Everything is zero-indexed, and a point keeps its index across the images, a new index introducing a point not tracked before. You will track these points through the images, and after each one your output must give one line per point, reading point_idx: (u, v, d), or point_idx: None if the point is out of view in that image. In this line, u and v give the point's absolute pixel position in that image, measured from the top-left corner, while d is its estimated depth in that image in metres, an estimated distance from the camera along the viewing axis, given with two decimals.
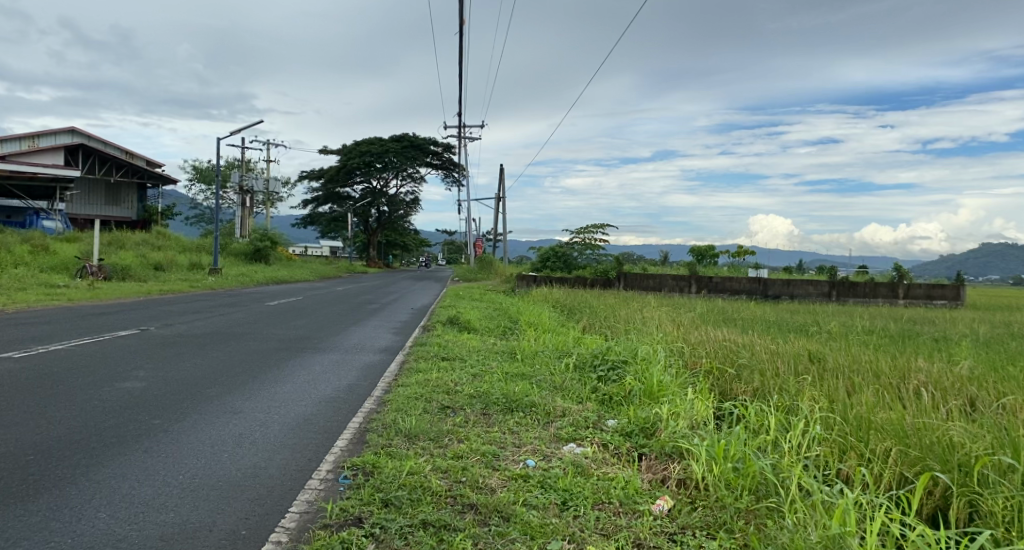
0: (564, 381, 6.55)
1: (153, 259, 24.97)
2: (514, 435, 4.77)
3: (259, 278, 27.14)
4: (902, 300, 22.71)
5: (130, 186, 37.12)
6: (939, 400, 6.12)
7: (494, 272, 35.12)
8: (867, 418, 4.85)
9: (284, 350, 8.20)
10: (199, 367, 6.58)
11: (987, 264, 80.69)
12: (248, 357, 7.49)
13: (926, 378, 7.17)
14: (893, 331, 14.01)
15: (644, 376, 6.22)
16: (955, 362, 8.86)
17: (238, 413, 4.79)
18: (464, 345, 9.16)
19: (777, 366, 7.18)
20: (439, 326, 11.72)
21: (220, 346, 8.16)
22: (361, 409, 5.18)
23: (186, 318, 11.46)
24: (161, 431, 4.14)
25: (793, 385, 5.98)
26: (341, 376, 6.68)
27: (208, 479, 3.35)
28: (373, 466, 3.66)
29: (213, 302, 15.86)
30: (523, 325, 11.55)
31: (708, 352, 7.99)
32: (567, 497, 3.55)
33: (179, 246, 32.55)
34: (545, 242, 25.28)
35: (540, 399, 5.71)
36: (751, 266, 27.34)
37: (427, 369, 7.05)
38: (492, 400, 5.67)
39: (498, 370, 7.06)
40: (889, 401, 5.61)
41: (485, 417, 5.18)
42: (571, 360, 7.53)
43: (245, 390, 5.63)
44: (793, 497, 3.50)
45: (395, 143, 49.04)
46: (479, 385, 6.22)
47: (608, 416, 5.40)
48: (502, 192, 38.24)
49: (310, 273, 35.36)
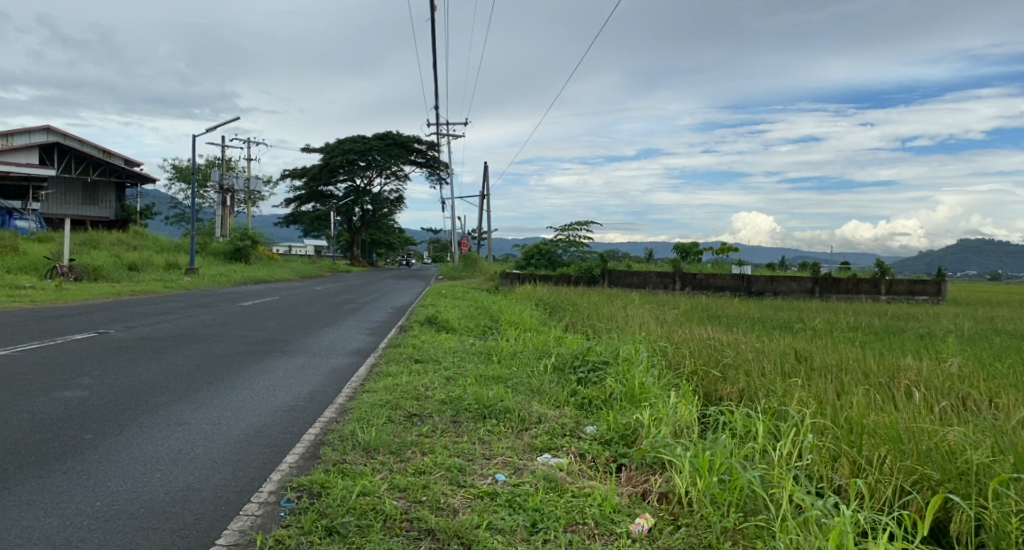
0: (542, 384, 6.21)
1: (126, 259, 24.29)
2: (485, 446, 4.41)
3: (237, 278, 26.50)
4: (885, 296, 22.77)
5: (108, 186, 36.23)
6: (930, 400, 5.86)
7: (478, 270, 34.61)
8: (859, 421, 4.55)
9: (248, 353, 7.81)
10: (153, 374, 6.18)
11: (963, 261, 81.90)
12: (209, 361, 7.09)
13: (916, 376, 6.93)
14: (878, 327, 13.86)
15: (625, 379, 5.90)
16: (943, 360, 8.65)
17: (183, 427, 4.43)
18: (440, 346, 8.79)
19: (763, 365, 6.91)
20: (416, 326, 11.30)
21: (180, 350, 7.72)
22: (320, 419, 4.83)
23: (151, 319, 10.95)
24: (89, 449, 3.83)
25: (780, 386, 5.69)
26: (305, 381, 6.31)
27: (129, 506, 3.08)
28: (322, 487, 3.37)
29: (184, 302, 15.29)
30: (504, 325, 11.17)
31: (690, 352, 7.69)
32: (538, 518, 3.19)
33: (155, 246, 31.77)
34: (528, 240, 24.83)
35: (515, 404, 5.36)
36: (734, 263, 27.19)
37: (397, 373, 6.66)
38: (464, 406, 5.30)
39: (472, 373, 6.69)
40: (880, 403, 5.33)
41: (455, 426, 4.82)
42: (550, 361, 7.19)
43: (196, 399, 5.24)
44: (783, 514, 3.17)
45: (378, 140, 48.56)
46: (452, 390, 5.85)
47: (587, 422, 5.06)
48: (485, 189, 37.90)
49: (289, 272, 34.76)
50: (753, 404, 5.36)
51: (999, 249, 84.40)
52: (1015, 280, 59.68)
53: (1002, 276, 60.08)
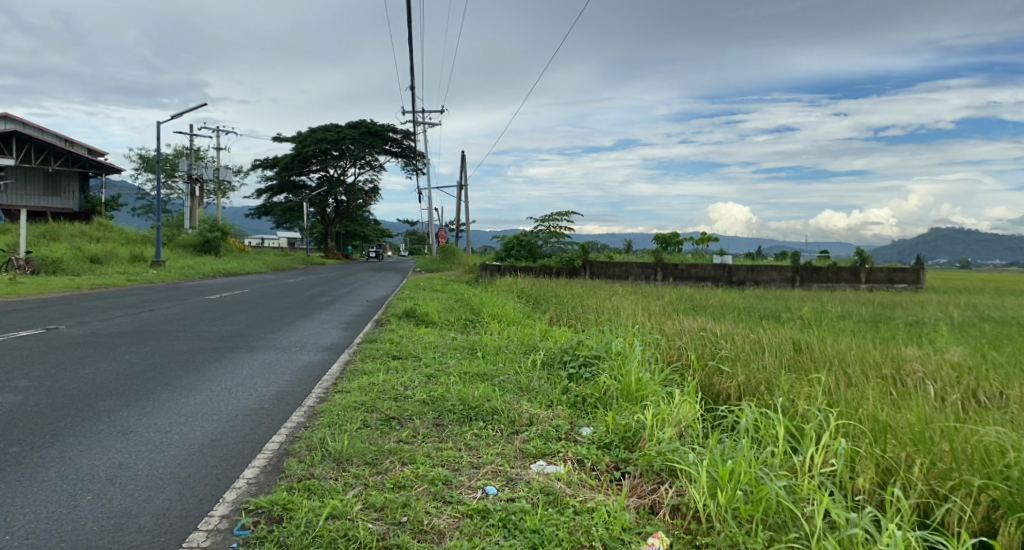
0: (531, 381, 5.75)
1: (89, 252, 23.30)
2: (472, 453, 3.94)
3: (206, 270, 25.64)
4: (864, 285, 22.70)
5: (71, 176, 34.99)
6: (941, 394, 5.53)
7: (457, 262, 34.02)
8: (883, 420, 4.17)
9: (213, 350, 7.24)
10: (103, 374, 5.61)
11: (934, 249, 83.32)
12: (168, 359, 6.53)
13: (922, 367, 6.58)
14: (863, 316, 13.66)
15: (620, 375, 5.47)
16: (941, 349, 8.34)
17: (128, 436, 3.89)
18: (420, 341, 8.30)
19: (762, 358, 6.53)
20: (393, 320, 10.78)
21: (136, 347, 7.12)
22: (287, 424, 4.33)
23: (109, 314, 10.30)
24: (10, 467, 3.28)
25: (787, 383, 5.30)
26: (271, 382, 5.77)
27: (47, 541, 2.57)
28: (284, 508, 2.89)
29: (146, 296, 14.54)
30: (486, 318, 10.69)
31: (685, 344, 7.30)
32: (536, 542, 2.75)
33: (121, 238, 30.71)
34: (507, 231, 24.28)
35: (503, 404, 4.91)
36: (715, 253, 26.96)
37: (374, 371, 6.17)
38: (447, 407, 4.84)
39: (455, 370, 6.21)
40: (893, 397, 5.00)
41: (437, 430, 4.36)
42: (537, 356, 6.74)
43: (147, 403, 4.70)
44: (820, 534, 2.75)
45: (353, 130, 47.72)
46: (433, 389, 5.37)
47: (582, 422, 4.62)
48: (463, 179, 37.30)
49: (263, 265, 33.84)
50: (759, 402, 4.95)
51: (969, 238, 85.91)
52: (984, 267, 60.85)
53: (973, 264, 60.83)
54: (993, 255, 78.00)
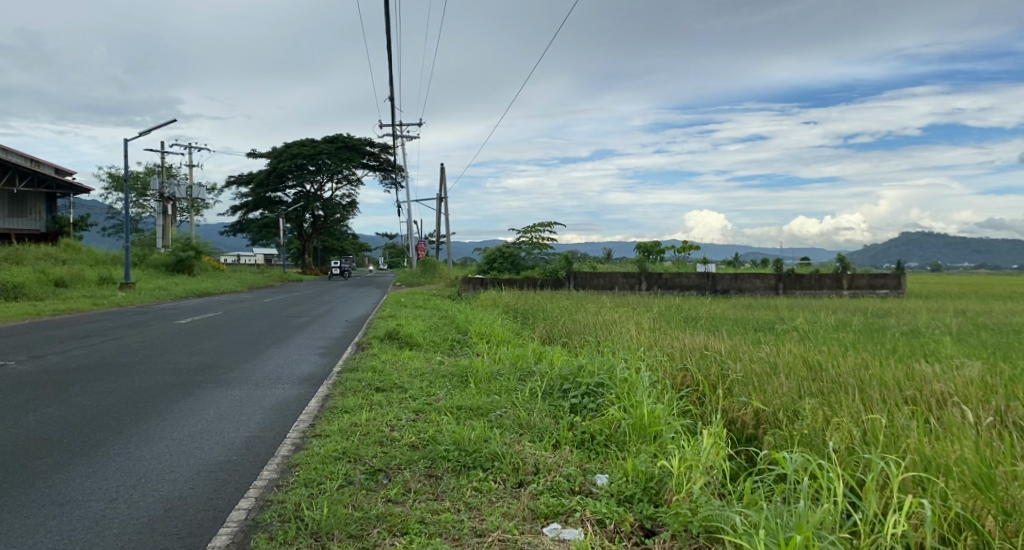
0: (531, 415, 5.18)
1: (54, 275, 22.28)
2: (473, 516, 3.37)
3: (178, 291, 24.69)
4: (847, 291, 22.50)
5: (37, 196, 33.77)
6: (976, 419, 5.09)
7: (437, 276, 33.46)
8: (941, 462, 3.67)
9: (176, 386, 6.53)
10: (46, 423, 4.92)
11: (907, 251, 84.57)
12: (125, 399, 5.86)
13: (947, 385, 6.14)
14: (855, 325, 13.34)
15: (630, 406, 4.93)
16: (955, 363, 7.90)
17: (64, 508, 3.27)
18: (405, 367, 7.70)
19: (775, 378, 6.06)
20: (376, 343, 10.18)
21: (91, 385, 6.42)
22: (256, 483, 3.71)
23: (68, 345, 9.55)
24: None
25: (815, 415, 4.80)
26: (241, 424, 5.15)
27: None
28: None
29: (112, 322, 13.70)
30: (474, 338, 10.08)
31: (690, 364, 6.81)
32: None
33: (88, 260, 29.58)
34: (489, 243, 23.73)
35: (504, 445, 4.35)
36: (697, 261, 26.77)
37: (356, 408, 5.57)
38: (440, 453, 4.26)
39: (446, 404, 5.63)
40: (933, 425, 4.54)
41: (430, 485, 3.78)
42: (535, 385, 6.17)
43: (93, 459, 4.05)
44: None
45: (329, 144, 47.14)
46: (423, 430, 4.80)
47: (595, 468, 4.08)
48: (442, 192, 36.77)
49: (238, 283, 32.86)
50: (787, 444, 4.43)
51: (939, 242, 87.36)
52: (955, 269, 61.69)
53: (943, 267, 61.77)
54: (962, 258, 79.46)
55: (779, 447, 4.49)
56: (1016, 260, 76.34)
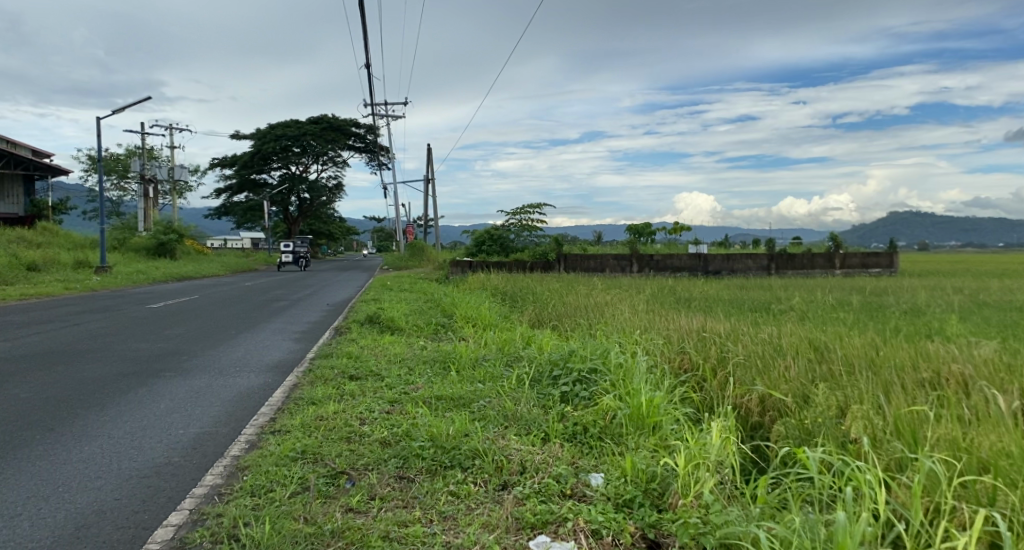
0: (517, 405, 4.65)
1: (27, 259, 21.49)
2: (448, 529, 2.86)
3: (157, 275, 23.92)
4: (839, 270, 22.13)
5: (15, 179, 32.79)
6: (1002, 403, 4.61)
7: (425, 259, 32.88)
8: (993, 459, 3.15)
9: (130, 376, 5.97)
10: None
11: (895, 229, 84.56)
12: (66, 391, 5.30)
13: (966, 364, 5.65)
14: (854, 304, 12.93)
15: (626, 394, 4.43)
16: (964, 342, 7.44)
17: None
18: (384, 354, 7.17)
19: (782, 361, 5.55)
20: (355, 328, 9.63)
21: (33, 377, 5.84)
22: (195, 491, 3.18)
23: (24, 332, 8.92)
24: None
25: (834, 404, 4.27)
26: (193, 418, 4.62)
27: None
28: None
29: (81, 306, 13.04)
30: (459, 322, 9.59)
31: (690, 347, 6.32)
32: None
33: (67, 244, 28.75)
34: (477, 225, 23.05)
35: (486, 441, 3.83)
36: (689, 241, 26.31)
37: (324, 399, 5.03)
38: (413, 451, 3.74)
39: (422, 394, 5.10)
40: (963, 412, 4.06)
41: (401, 489, 3.26)
42: (521, 373, 5.63)
43: (8, 464, 3.51)
44: None
45: (314, 126, 46.07)
46: (397, 424, 4.27)
47: (589, 466, 3.57)
48: (428, 173, 36.06)
49: (221, 267, 32.09)
50: (802, 443, 3.90)
51: (926, 221, 87.61)
52: (943, 248, 61.66)
53: (932, 247, 61.75)
54: (950, 237, 79.79)
55: (794, 439, 3.99)
56: (1002, 239, 76.67)
